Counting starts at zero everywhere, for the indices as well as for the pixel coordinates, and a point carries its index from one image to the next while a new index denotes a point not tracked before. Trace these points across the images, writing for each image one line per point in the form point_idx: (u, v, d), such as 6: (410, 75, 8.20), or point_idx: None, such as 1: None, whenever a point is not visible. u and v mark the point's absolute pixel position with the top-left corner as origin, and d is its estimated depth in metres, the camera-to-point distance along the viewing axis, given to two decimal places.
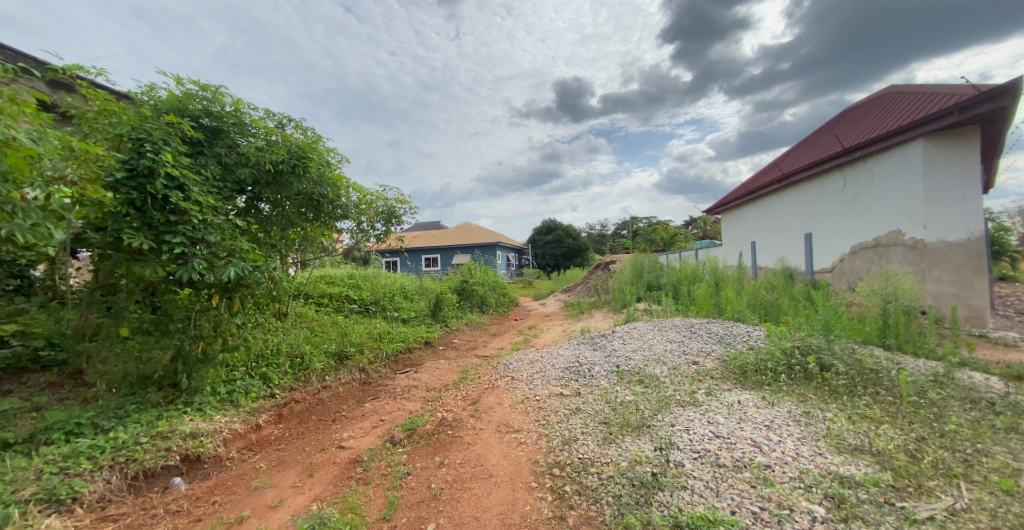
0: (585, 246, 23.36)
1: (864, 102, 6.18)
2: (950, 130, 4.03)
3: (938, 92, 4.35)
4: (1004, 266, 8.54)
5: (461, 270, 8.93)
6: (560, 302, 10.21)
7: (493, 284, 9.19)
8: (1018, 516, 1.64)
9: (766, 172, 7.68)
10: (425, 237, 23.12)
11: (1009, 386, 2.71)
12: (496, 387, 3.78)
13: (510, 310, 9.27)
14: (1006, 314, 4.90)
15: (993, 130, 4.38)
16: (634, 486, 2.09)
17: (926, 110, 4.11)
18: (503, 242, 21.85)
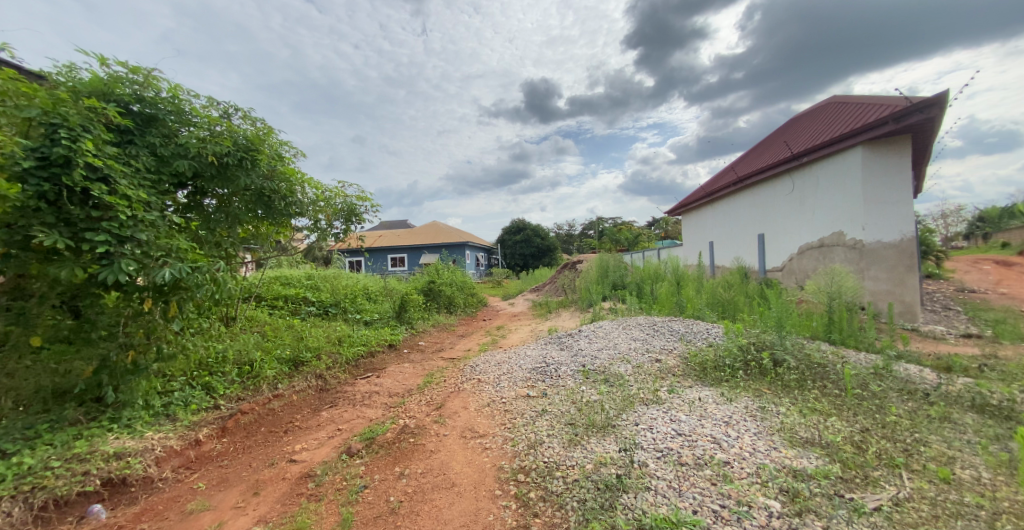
0: (553, 247, 23.61)
1: (810, 111, 6.61)
2: (885, 139, 4.36)
3: (875, 103, 4.70)
4: (929, 265, 9.42)
5: (427, 269, 8.73)
6: (528, 302, 10.23)
7: (460, 284, 9.05)
8: (954, 504, 1.75)
9: (722, 175, 8.05)
10: (391, 237, 22.50)
11: (940, 377, 2.94)
12: (462, 390, 3.68)
13: (478, 310, 9.17)
14: (934, 310, 5.37)
15: (921, 139, 4.79)
16: (599, 489, 2.07)
17: (865, 119, 4.42)
18: (471, 243, 21.68)
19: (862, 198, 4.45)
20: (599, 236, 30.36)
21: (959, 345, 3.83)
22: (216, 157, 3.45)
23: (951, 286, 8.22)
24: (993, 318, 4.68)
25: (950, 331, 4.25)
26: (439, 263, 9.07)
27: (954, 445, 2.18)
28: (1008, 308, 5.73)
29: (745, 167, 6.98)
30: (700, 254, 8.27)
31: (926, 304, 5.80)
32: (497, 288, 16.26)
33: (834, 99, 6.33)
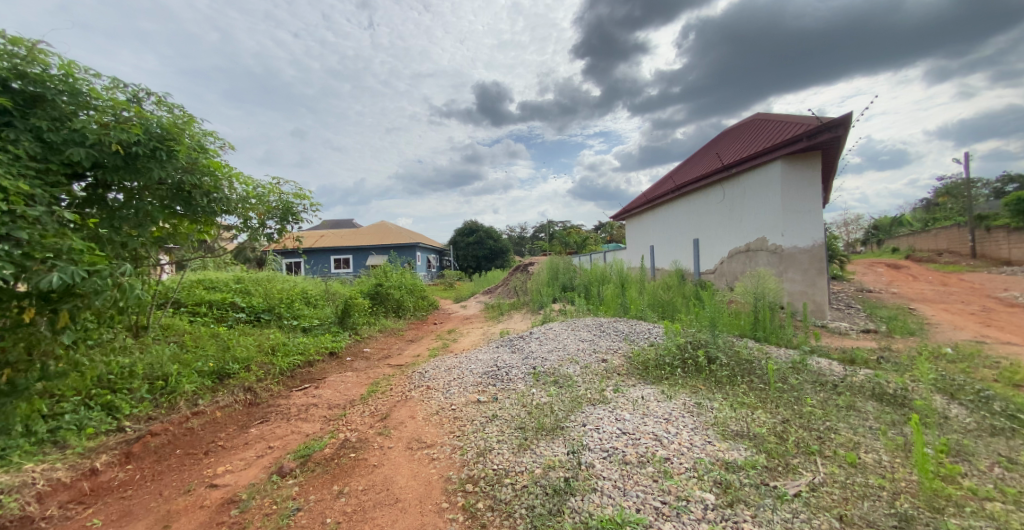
0: (507, 249, 23.74)
1: (736, 127, 7.23)
2: (800, 154, 4.86)
3: (791, 122, 5.24)
4: (835, 268, 10.70)
5: (374, 272, 8.36)
6: (481, 304, 10.16)
7: (410, 287, 8.77)
8: (860, 486, 1.96)
9: (661, 184, 8.57)
10: (336, 237, 21.31)
11: (845, 369, 3.32)
12: (409, 399, 3.53)
13: (428, 314, 8.93)
14: (840, 308, 6.08)
15: (828, 155, 5.40)
16: (548, 494, 2.07)
17: (784, 136, 4.90)
18: (422, 244, 21.18)
19: (782, 207, 4.91)
20: (551, 239, 31.02)
21: (859, 339, 4.36)
22: (122, 145, 3.01)
23: (852, 287, 9.39)
24: (885, 315, 5.40)
25: (852, 327, 4.83)
26: (387, 265, 8.72)
27: (858, 431, 2.46)
28: (895, 306, 6.65)
29: (682, 176, 7.45)
30: (642, 256, 8.71)
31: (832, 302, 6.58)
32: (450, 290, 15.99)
33: (756, 116, 6.99)
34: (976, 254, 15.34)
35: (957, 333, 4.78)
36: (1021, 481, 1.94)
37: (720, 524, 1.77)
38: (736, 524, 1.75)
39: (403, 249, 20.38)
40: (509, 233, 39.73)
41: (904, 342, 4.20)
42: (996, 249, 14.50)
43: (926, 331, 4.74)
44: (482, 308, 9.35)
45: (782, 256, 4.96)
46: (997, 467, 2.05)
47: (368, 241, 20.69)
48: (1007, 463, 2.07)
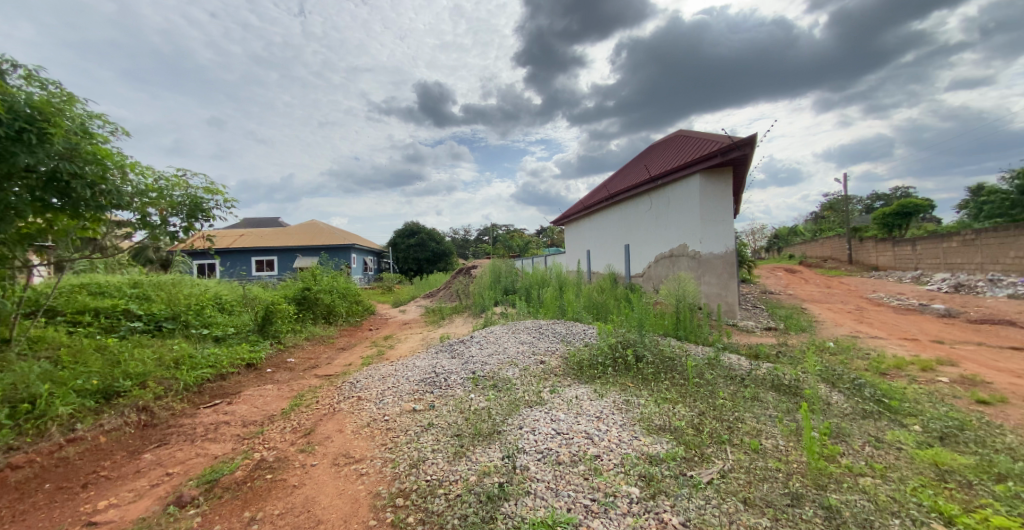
0: (449, 252, 23.40)
1: (663, 141, 7.81)
2: (716, 169, 5.36)
3: (708, 139, 5.76)
4: (745, 272, 12.02)
5: (301, 274, 7.77)
6: (421, 309, 9.88)
7: (343, 291, 8.28)
8: (760, 470, 2.18)
9: (597, 192, 8.98)
10: (259, 237, 19.50)
11: (751, 363, 3.70)
12: (339, 412, 3.30)
13: (363, 320, 8.49)
14: (748, 308, 6.81)
15: (738, 171, 6.03)
16: (481, 502, 2.03)
17: (702, 152, 5.37)
18: (359, 245, 20.15)
19: (700, 217, 5.37)
20: (495, 243, 31.15)
21: (762, 336, 4.91)
22: None
23: (759, 289, 10.58)
24: (783, 315, 6.15)
25: (758, 325, 5.42)
26: (317, 268, 8.16)
27: (760, 420, 2.75)
28: (792, 306, 7.61)
29: (616, 185, 7.85)
30: (580, 260, 9.04)
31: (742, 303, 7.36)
32: (388, 294, 15.36)
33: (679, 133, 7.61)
34: (852, 261, 18.02)
35: (838, 329, 5.58)
36: (883, 456, 2.28)
37: (644, 516, 1.86)
38: (658, 516, 1.85)
39: (339, 250, 19.21)
40: (453, 236, 39.19)
41: (797, 338, 4.80)
42: (865, 256, 17.12)
43: (814, 328, 5.47)
44: (421, 313, 9.10)
45: (701, 262, 5.44)
46: (866, 445, 2.40)
47: (298, 241, 19.22)
48: (872, 440, 2.44)
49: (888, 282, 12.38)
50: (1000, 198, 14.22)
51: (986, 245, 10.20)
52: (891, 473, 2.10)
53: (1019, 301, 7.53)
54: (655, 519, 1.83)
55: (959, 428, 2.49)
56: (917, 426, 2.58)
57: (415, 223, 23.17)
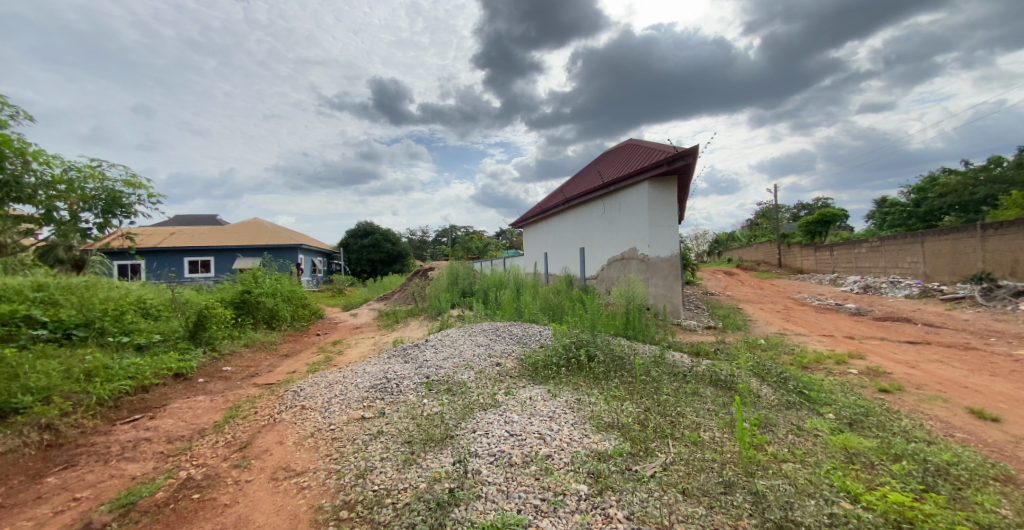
0: (406, 253, 22.82)
1: (616, 148, 8.12)
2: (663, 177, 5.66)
3: (656, 149, 6.07)
4: (690, 274, 12.80)
5: (240, 276, 7.24)
6: (373, 312, 9.55)
7: (288, 294, 7.83)
8: (698, 461, 2.32)
9: (554, 196, 9.15)
10: (190, 237, 17.86)
11: (692, 360, 3.94)
12: (280, 423, 3.11)
13: (311, 324, 8.07)
14: (693, 308, 7.24)
15: (683, 180, 6.40)
16: (430, 509, 1.97)
17: (651, 161, 5.65)
18: (307, 246, 19.13)
19: (649, 222, 5.64)
20: (453, 245, 30.80)
21: (704, 335, 5.24)
22: None
23: (702, 290, 11.30)
24: (722, 314, 6.62)
25: (700, 324, 5.78)
26: (258, 269, 7.65)
27: (700, 413, 2.92)
28: (730, 306, 8.20)
29: (572, 189, 8.06)
30: (538, 263, 9.18)
31: (687, 304, 7.83)
32: (339, 297, 14.70)
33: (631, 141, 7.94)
34: (782, 264, 19.70)
35: (770, 327, 6.08)
36: (803, 443, 2.51)
37: (591, 512, 1.90)
38: (604, 511, 1.89)
39: (284, 251, 18.10)
40: (411, 237, 38.26)
41: (734, 335, 5.18)
42: (792, 259, 18.77)
43: (749, 327, 5.93)
44: (374, 316, 8.80)
45: (649, 265, 5.72)
46: (789, 433, 2.62)
47: (237, 241, 17.89)
48: (795, 428, 2.67)
49: (811, 284, 13.70)
50: (900, 209, 16.19)
51: (888, 251, 11.57)
52: (810, 458, 2.31)
53: (914, 300, 8.63)
54: (601, 515, 1.87)
55: (865, 414, 2.79)
56: (831, 413, 2.86)
57: (369, 223, 22.40)
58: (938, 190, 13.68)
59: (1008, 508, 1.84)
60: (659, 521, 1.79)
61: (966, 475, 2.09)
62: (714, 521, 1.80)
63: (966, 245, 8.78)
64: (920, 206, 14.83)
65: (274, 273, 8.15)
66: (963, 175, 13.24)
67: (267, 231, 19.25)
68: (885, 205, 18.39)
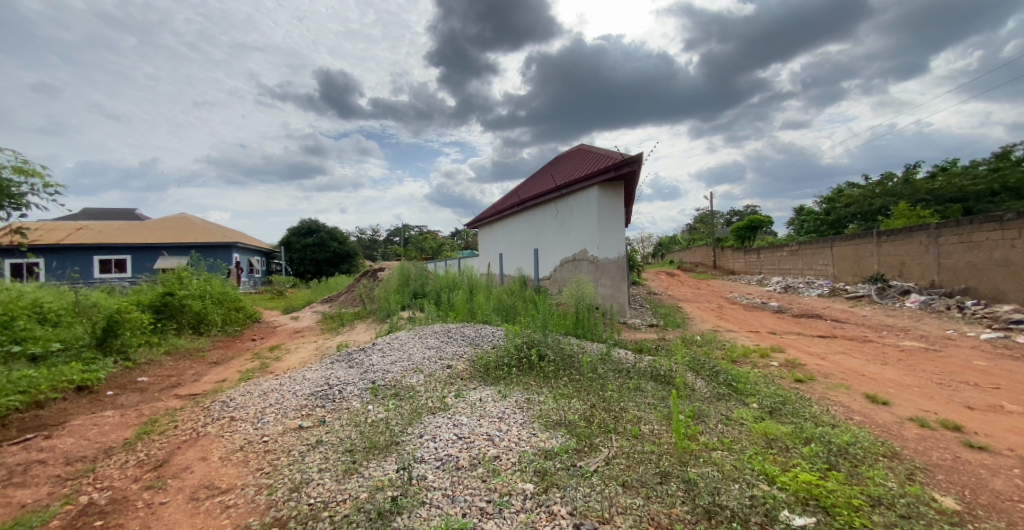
0: (353, 253, 21.88)
1: (568, 152, 8.34)
2: (611, 182, 5.89)
3: (605, 155, 6.31)
4: (636, 276, 13.46)
5: (162, 277, 6.58)
6: (317, 315, 9.07)
7: (218, 297, 7.21)
8: (638, 452, 2.43)
9: (509, 197, 9.21)
10: (98, 235, 15.83)
11: (635, 357, 4.13)
12: (203, 437, 2.85)
13: (245, 329, 7.50)
14: (639, 307, 7.62)
15: (631, 185, 6.72)
16: (371, 520, 1.83)
17: (600, 166, 5.86)
18: (244, 244, 17.78)
19: (599, 225, 5.86)
20: (406, 246, 29.97)
21: (647, 332, 5.52)
22: None
23: (646, 290, 11.91)
24: (663, 313, 7.02)
25: (644, 322, 6.09)
26: (183, 270, 6.98)
27: (641, 407, 3.06)
28: (671, 305, 8.73)
29: (526, 191, 8.16)
30: (492, 264, 9.20)
31: (632, 303, 8.23)
32: (279, 300, 13.77)
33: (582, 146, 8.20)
34: (716, 265, 21.24)
35: (705, 324, 6.54)
36: (730, 431, 2.70)
37: (535, 511, 1.88)
38: (549, 508, 1.88)
39: (215, 250, 16.62)
40: (360, 236, 36.68)
41: (673, 332, 5.50)
42: (726, 261, 20.28)
43: (687, 324, 6.33)
44: (318, 320, 8.36)
45: (598, 266, 5.93)
46: (719, 423, 2.82)
47: (161, 239, 16.21)
48: (723, 418, 2.88)
49: (741, 284, 14.88)
50: (815, 217, 18.10)
51: (805, 255, 12.88)
52: (736, 445, 2.50)
53: (825, 298, 9.67)
54: (546, 512, 1.85)
55: (782, 402, 3.07)
56: (754, 403, 3.12)
57: (315, 221, 21.27)
58: (844, 200, 15.47)
59: (894, 480, 2.10)
60: (600, 515, 1.81)
61: (862, 454, 2.36)
62: (651, 510, 1.86)
63: (865, 250, 9.99)
64: (830, 215, 16.67)
65: (202, 273, 7.48)
66: (864, 188, 15.08)
67: (195, 228, 17.59)
68: (802, 213, 20.49)
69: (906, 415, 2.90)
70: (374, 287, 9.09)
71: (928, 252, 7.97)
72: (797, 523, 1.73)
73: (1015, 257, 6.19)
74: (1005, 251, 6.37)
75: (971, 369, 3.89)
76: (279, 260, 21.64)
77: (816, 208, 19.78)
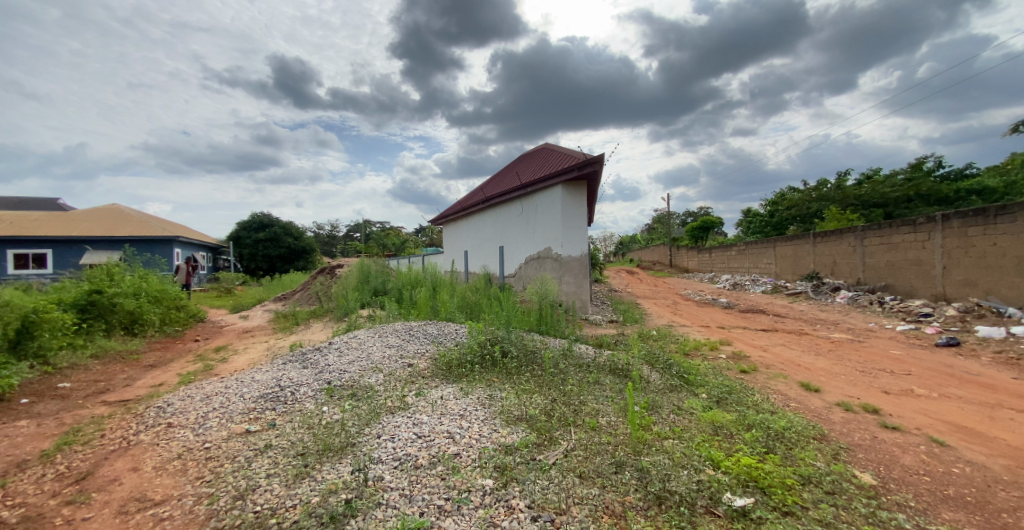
0: (310, 249, 20.95)
1: (533, 151, 8.43)
2: (574, 182, 6.02)
3: (569, 155, 6.43)
4: (597, 273, 13.85)
5: (88, 273, 6.01)
6: (268, 314, 8.62)
7: (156, 295, 6.68)
8: (595, 444, 2.47)
9: (474, 194, 9.18)
10: (11, 227, 14.16)
11: (595, 351, 4.26)
12: (135, 447, 2.64)
13: (187, 329, 7.00)
14: (600, 304, 7.85)
15: (593, 185, 6.88)
16: (320, 525, 1.67)
17: (563, 165, 5.97)
18: (188, 239, 16.57)
19: (562, 223, 5.97)
20: (366, 242, 29.04)
21: (607, 328, 5.69)
22: None
23: (606, 287, 12.27)
24: (622, 309, 7.27)
25: (604, 318, 6.28)
26: (114, 265, 6.41)
27: (599, 401, 3.13)
28: (630, 301, 9.06)
29: (491, 189, 8.17)
30: (456, 261, 9.14)
31: (594, 300, 8.47)
32: (227, 298, 12.92)
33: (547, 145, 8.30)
34: (672, 264, 22.25)
35: (661, 320, 6.85)
36: (681, 420, 2.83)
37: (494, 506, 1.82)
38: (507, 503, 1.83)
39: (154, 244, 15.32)
40: (318, 231, 35.11)
41: (632, 327, 5.72)
42: (681, 259, 21.26)
43: (644, 320, 6.60)
44: (270, 319, 7.95)
45: (562, 264, 6.06)
46: (671, 413, 2.95)
47: (89, 232, 14.77)
48: (675, 408, 3.02)
49: (695, 282, 15.66)
50: (761, 219, 19.38)
51: (751, 254, 13.77)
52: (686, 433, 2.62)
53: (768, 294, 10.40)
54: (504, 507, 1.81)
55: (728, 392, 3.27)
56: (704, 393, 3.31)
57: (268, 215, 20.18)
58: (786, 204, 16.66)
59: (822, 460, 2.29)
60: (557, 506, 1.81)
61: (796, 437, 2.56)
62: (606, 499, 1.90)
63: (803, 250, 10.84)
64: (773, 217, 17.92)
65: (136, 269, 6.89)
66: (802, 193, 16.32)
67: (128, 221, 16.12)
68: (750, 215, 21.88)
69: (834, 401, 3.18)
70: (332, 284, 8.76)
71: (854, 252, 8.75)
72: (738, 503, 1.84)
73: (925, 257, 6.93)
74: (917, 251, 7.11)
75: (888, 357, 4.33)
76: (226, 256, 20.28)
77: (761, 210, 21.19)
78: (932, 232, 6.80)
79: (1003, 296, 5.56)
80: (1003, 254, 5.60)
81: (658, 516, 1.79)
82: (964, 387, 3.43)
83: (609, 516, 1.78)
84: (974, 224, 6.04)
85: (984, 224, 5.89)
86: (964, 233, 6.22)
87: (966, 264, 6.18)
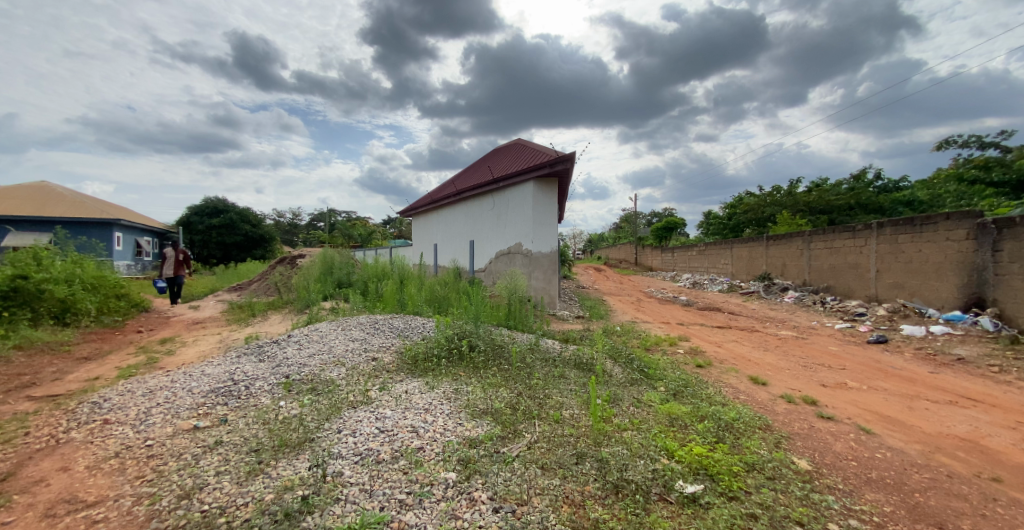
0: (269, 238, 19.98)
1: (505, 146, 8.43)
2: (545, 180, 6.07)
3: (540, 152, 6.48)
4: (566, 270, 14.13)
5: (9, 256, 5.49)
6: (223, 304, 8.18)
7: (92, 282, 6.15)
8: (558, 435, 2.52)
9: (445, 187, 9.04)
10: None
11: (561, 345, 4.36)
12: (66, 445, 2.44)
13: (128, 319, 6.48)
14: (568, 300, 8.01)
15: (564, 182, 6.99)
16: (274, 523, 1.60)
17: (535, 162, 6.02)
18: (128, 222, 15.08)
19: (532, 219, 6.05)
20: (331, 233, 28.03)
21: (573, 323, 5.82)
22: None
23: (575, 284, 12.54)
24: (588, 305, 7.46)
25: (571, 313, 6.41)
26: (42, 249, 5.89)
27: (562, 395, 3.18)
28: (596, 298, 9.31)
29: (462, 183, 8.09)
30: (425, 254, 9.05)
31: (561, 296, 8.63)
32: None
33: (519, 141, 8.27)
34: (637, 263, 23.02)
35: (624, 316, 7.08)
36: (640, 412, 2.93)
37: (456, 498, 1.82)
38: (469, 495, 1.84)
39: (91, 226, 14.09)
40: (279, 219, 33.54)
41: (597, 323, 5.87)
42: (645, 258, 22.09)
43: (609, 316, 6.80)
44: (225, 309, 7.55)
45: (531, 259, 6.13)
46: (631, 405, 3.06)
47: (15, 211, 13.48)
48: (635, 401, 3.13)
49: (659, 280, 16.28)
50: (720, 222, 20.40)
51: (710, 255, 14.47)
52: (644, 425, 2.72)
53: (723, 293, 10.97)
54: (466, 499, 1.81)
55: (684, 385, 3.44)
56: (662, 386, 3.46)
57: (224, 202, 19.14)
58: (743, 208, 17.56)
59: (766, 448, 2.46)
60: (518, 497, 1.83)
61: (743, 427, 2.72)
62: (566, 489, 1.94)
63: (756, 252, 11.51)
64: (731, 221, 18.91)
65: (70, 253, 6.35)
66: (759, 198, 17.26)
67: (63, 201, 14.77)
68: (709, 218, 22.96)
69: (779, 393, 3.42)
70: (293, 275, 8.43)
71: (801, 256, 9.39)
72: (689, 490, 1.94)
73: (862, 261, 7.52)
74: (855, 255, 7.72)
75: (826, 353, 4.71)
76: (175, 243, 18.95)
77: (719, 214, 22.39)
78: (869, 238, 7.40)
79: (926, 298, 6.15)
80: (926, 260, 6.18)
81: (616, 504, 1.84)
82: (889, 380, 3.77)
83: (569, 506, 1.82)
84: (904, 231, 6.62)
85: (913, 232, 6.47)
86: (895, 240, 6.81)
87: (896, 268, 6.78)
